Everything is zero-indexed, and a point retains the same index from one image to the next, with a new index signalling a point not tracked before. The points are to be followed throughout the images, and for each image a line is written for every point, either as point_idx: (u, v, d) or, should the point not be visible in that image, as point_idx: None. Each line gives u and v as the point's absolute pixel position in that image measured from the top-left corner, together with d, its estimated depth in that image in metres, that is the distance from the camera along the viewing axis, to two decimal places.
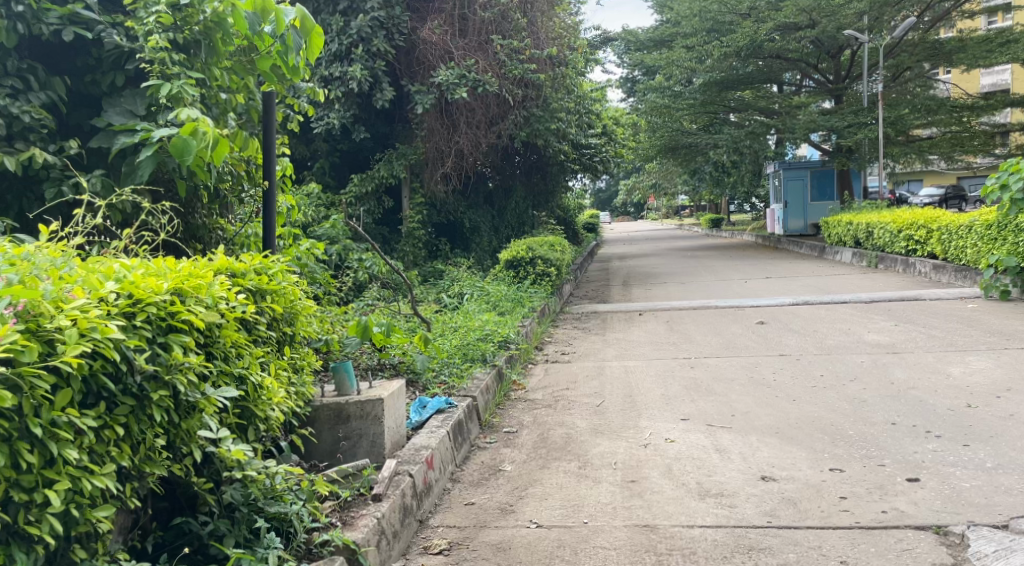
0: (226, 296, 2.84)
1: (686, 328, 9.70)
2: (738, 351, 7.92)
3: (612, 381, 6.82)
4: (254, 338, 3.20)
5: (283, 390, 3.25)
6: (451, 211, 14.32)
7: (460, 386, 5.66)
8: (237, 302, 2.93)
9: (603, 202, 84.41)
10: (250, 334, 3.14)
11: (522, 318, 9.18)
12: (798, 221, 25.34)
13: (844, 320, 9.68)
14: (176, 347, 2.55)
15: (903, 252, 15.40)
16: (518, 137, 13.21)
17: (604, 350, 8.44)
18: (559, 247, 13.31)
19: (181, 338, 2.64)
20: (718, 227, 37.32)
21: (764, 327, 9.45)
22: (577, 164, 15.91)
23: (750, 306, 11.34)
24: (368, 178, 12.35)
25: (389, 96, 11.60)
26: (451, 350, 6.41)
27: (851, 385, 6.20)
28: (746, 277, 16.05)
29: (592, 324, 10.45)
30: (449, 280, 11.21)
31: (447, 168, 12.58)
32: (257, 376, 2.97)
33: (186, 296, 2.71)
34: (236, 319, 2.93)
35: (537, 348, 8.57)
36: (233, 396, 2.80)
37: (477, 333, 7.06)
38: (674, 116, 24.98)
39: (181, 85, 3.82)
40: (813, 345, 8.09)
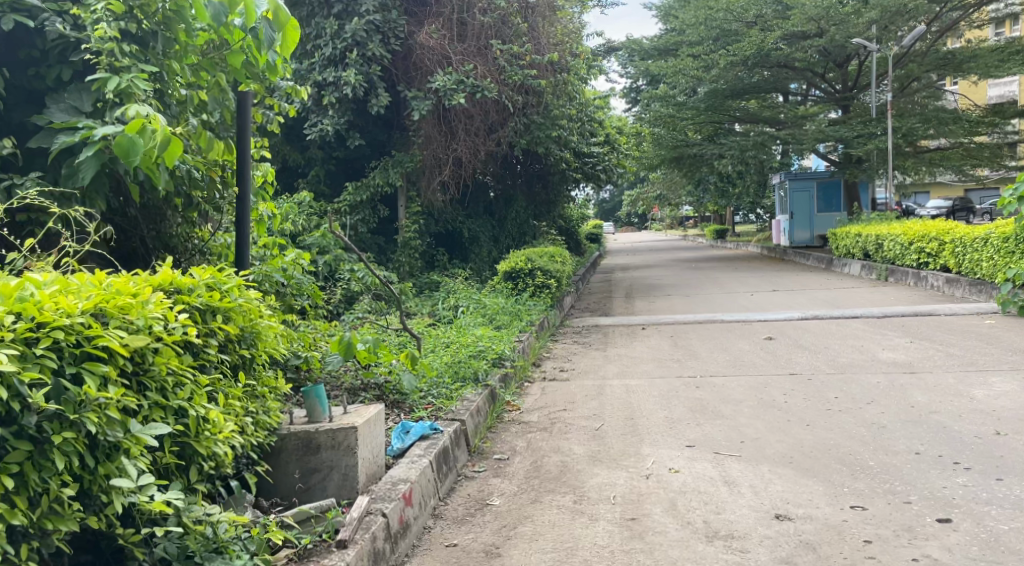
0: (159, 318, 2.67)
1: (691, 343, 9.32)
2: (746, 369, 7.53)
3: (612, 402, 6.44)
4: (202, 364, 2.98)
5: (235, 424, 2.98)
6: (449, 220, 13.97)
7: (448, 408, 5.29)
8: (176, 324, 2.75)
9: (606, 212, 84.03)
10: (195, 360, 2.93)
11: (519, 332, 8.80)
12: (803, 232, 24.97)
13: (857, 336, 9.29)
14: (86, 381, 2.36)
15: (914, 265, 15.01)
16: (518, 145, 12.86)
17: (605, 367, 8.06)
18: (560, 258, 12.94)
19: (98, 368, 2.45)
20: (723, 237, 36.92)
21: (772, 343, 9.07)
22: (579, 173, 15.54)
23: (757, 320, 10.95)
24: (363, 188, 12.04)
25: (384, 102, 11.26)
26: (442, 368, 6.05)
27: (868, 408, 5.83)
28: (752, 290, 15.67)
29: (593, 338, 10.07)
30: (445, 292, 10.83)
31: (445, 176, 12.25)
32: (198, 409, 2.76)
33: (109, 318, 2.55)
34: (173, 345, 2.74)
35: (534, 364, 8.19)
36: (164, 434, 2.59)
37: (469, 349, 6.71)
38: (678, 126, 24.66)
39: (130, 79, 3.53)
40: (826, 363, 7.70)
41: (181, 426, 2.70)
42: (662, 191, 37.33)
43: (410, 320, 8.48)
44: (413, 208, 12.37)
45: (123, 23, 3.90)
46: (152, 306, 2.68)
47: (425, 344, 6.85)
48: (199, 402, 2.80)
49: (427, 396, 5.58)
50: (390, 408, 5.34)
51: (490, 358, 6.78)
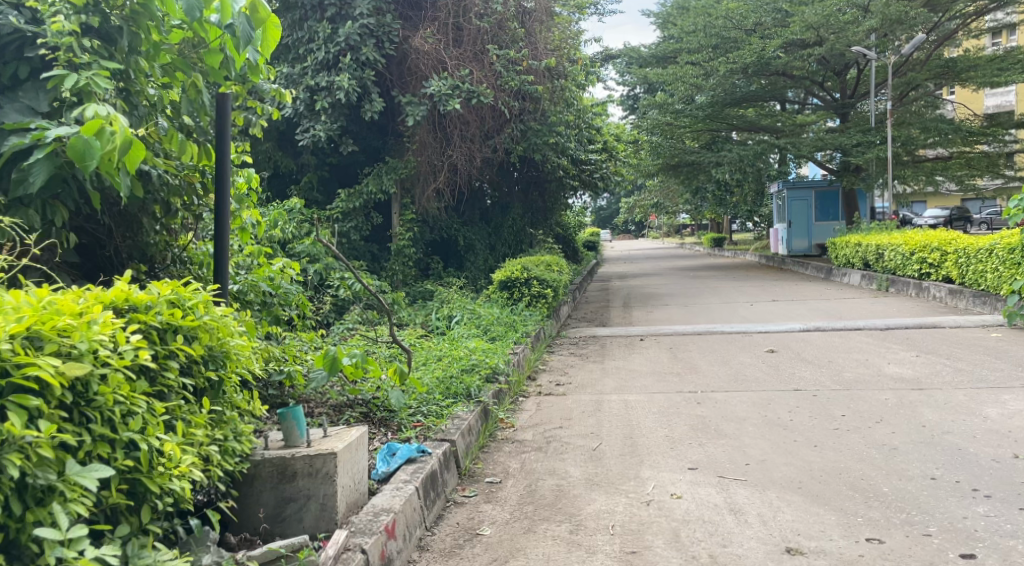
0: (104, 344, 2.45)
1: (691, 356, 9.07)
2: (749, 384, 7.28)
3: (610, 418, 6.18)
4: (159, 389, 2.76)
5: (195, 456, 2.76)
6: (444, 227, 13.71)
7: (438, 427, 5.01)
8: (127, 347, 2.53)
9: (603, 219, 83.91)
10: (150, 385, 2.70)
11: (514, 343, 8.54)
12: (802, 241, 24.75)
13: (861, 349, 9.05)
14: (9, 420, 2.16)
15: (916, 276, 14.79)
16: (514, 152, 12.62)
17: (602, 381, 7.81)
18: (556, 267, 12.66)
19: (29, 401, 2.25)
20: (720, 246, 36.71)
21: (774, 356, 8.82)
22: (576, 180, 15.29)
23: (758, 332, 10.71)
24: (355, 195, 11.78)
25: (378, 107, 10.99)
26: (432, 384, 5.79)
27: (877, 428, 5.59)
28: (751, 300, 15.43)
29: (590, 350, 9.82)
30: (438, 301, 10.56)
31: (439, 183, 12.01)
32: (149, 443, 2.54)
33: (43, 347, 2.34)
34: (121, 373, 2.51)
35: (529, 378, 7.93)
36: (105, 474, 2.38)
37: (462, 364, 6.44)
38: (676, 134, 24.47)
39: (88, 75, 3.27)
40: (831, 378, 7.46)
41: (128, 462, 2.49)
42: (660, 199, 37.10)
43: (402, 332, 8.21)
44: (407, 216, 12.11)
45: (83, 15, 3.70)
46: (98, 327, 2.46)
47: (415, 358, 6.58)
48: (153, 435, 2.58)
49: (416, 413, 5.31)
50: (376, 427, 5.06)
51: (483, 373, 6.50)
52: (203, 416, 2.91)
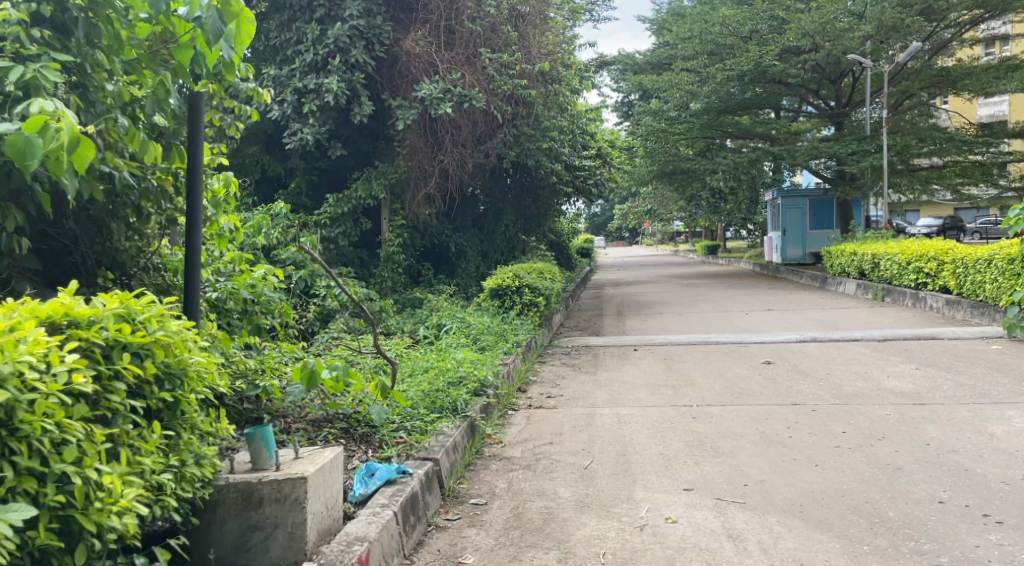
0: (29, 371, 2.33)
1: (685, 367, 8.85)
2: (745, 398, 7.07)
3: (602, 434, 5.96)
4: (104, 414, 2.63)
5: (141, 488, 2.63)
6: (435, 233, 13.47)
7: (421, 444, 4.78)
8: (57, 373, 2.41)
9: (597, 226, 83.78)
10: (91, 411, 2.58)
11: (504, 354, 8.31)
12: (796, 249, 24.60)
13: (860, 361, 8.84)
14: None
15: (912, 285, 14.61)
16: (507, 157, 12.40)
17: (594, 393, 7.58)
18: (549, 274, 12.42)
19: None
20: (714, 254, 36.52)
21: (770, 368, 8.60)
22: (570, 186, 15.07)
23: (754, 342, 10.50)
24: (344, 200, 11.54)
25: (367, 111, 10.76)
26: (417, 397, 5.56)
27: (880, 445, 5.38)
28: (746, 309, 15.23)
29: (582, 360, 9.59)
30: (427, 309, 10.32)
31: (431, 188, 11.80)
32: (82, 479, 2.42)
33: None
34: (54, 402, 2.40)
35: (520, 390, 7.70)
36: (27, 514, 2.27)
37: (448, 376, 6.20)
38: (671, 141, 24.31)
39: (35, 68, 3.09)
40: (830, 391, 7.24)
41: (59, 498, 2.39)
42: (654, 206, 36.90)
43: (388, 342, 7.97)
44: (397, 221, 11.87)
45: (35, 5, 3.47)
46: (23, 351, 2.35)
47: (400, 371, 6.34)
48: (90, 466, 2.48)
49: (398, 428, 5.08)
50: (357, 445, 4.83)
51: (471, 386, 6.26)
52: (156, 441, 2.76)
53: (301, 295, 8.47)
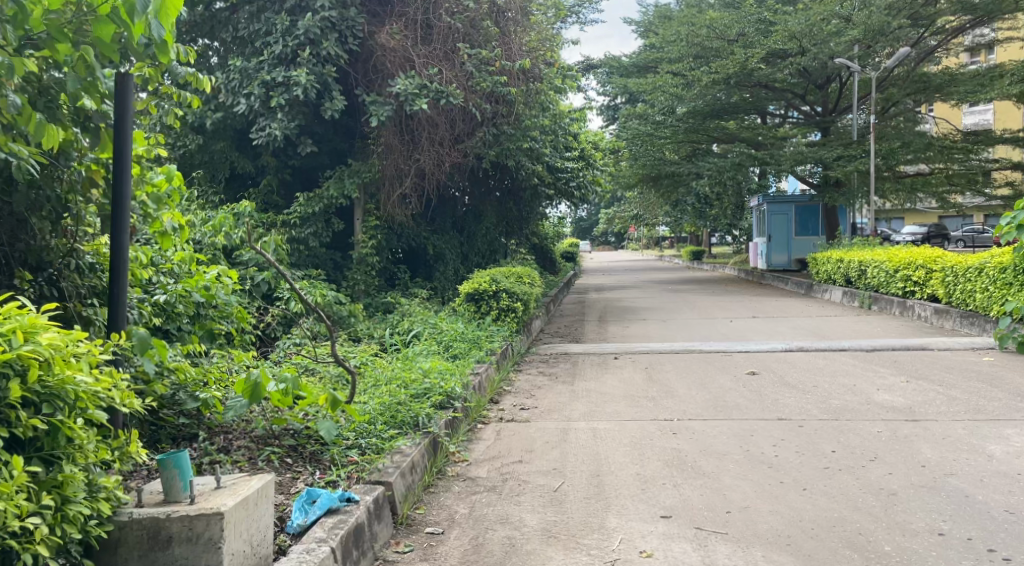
0: None
1: (667, 377, 8.46)
2: (729, 412, 6.68)
3: (576, 451, 5.56)
4: None
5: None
6: (412, 236, 13.02)
7: (373, 465, 4.37)
8: None
9: (583, 230, 83.56)
10: None
11: (476, 362, 7.90)
12: (781, 255, 24.31)
13: (847, 372, 8.49)
14: None
15: (899, 294, 14.31)
16: (486, 157, 11.96)
17: (571, 405, 7.17)
18: (528, 279, 11.99)
19: None
20: (699, 259, 36.23)
21: (755, 379, 8.24)
22: (552, 188, 14.67)
23: (738, 351, 10.15)
24: (315, 199, 11.07)
25: (339, 106, 10.37)
26: (375, 411, 5.16)
27: (872, 467, 4.99)
28: (730, 316, 14.89)
29: (560, 369, 9.19)
30: (399, 314, 9.88)
31: (407, 188, 11.36)
32: None
33: None
34: None
35: (492, 401, 7.29)
36: None
37: (411, 388, 5.79)
38: (656, 145, 24.00)
39: None
40: (818, 405, 6.88)
41: None
42: (639, 211, 36.56)
43: (354, 351, 7.56)
44: (371, 222, 11.42)
45: None
46: None
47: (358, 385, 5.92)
48: None
49: (349, 446, 4.66)
50: (303, 465, 4.40)
51: (435, 399, 5.85)
52: (18, 477, 2.53)
53: (263, 298, 8.06)
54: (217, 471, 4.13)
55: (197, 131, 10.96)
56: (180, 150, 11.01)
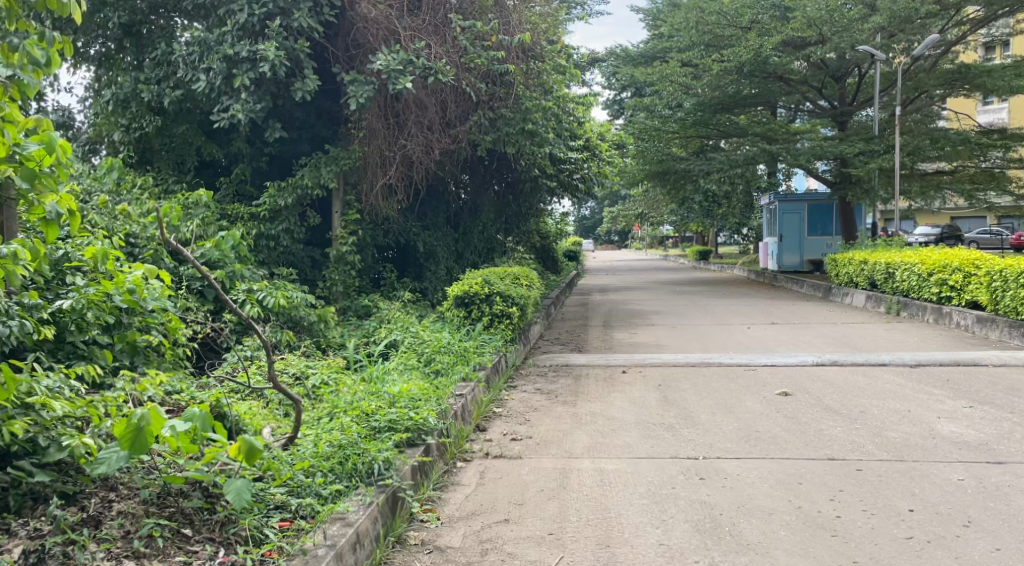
0: None
1: (686, 398, 7.27)
2: (766, 447, 5.50)
3: (580, 503, 4.41)
4: None
5: None
6: (400, 231, 11.82)
7: (295, 547, 3.28)
8: None
9: (586, 229, 82.28)
10: None
11: (461, 379, 6.71)
12: (793, 256, 23.03)
13: (895, 394, 7.30)
14: None
15: (932, 299, 13.14)
16: (481, 144, 10.76)
17: (573, 435, 5.99)
18: (526, 280, 10.76)
19: None
20: (707, 259, 34.97)
21: (788, 401, 7.05)
22: (553, 181, 13.57)
23: (763, 364, 8.96)
24: (287, 188, 9.78)
25: (312, 86, 9.17)
26: (322, 458, 4.01)
27: (971, 539, 3.81)
28: (747, 322, 13.68)
29: (560, 385, 7.99)
30: (377, 321, 8.66)
31: (392, 177, 10.20)
32: None
33: None
34: None
35: (478, 429, 6.09)
36: None
37: (371, 424, 4.62)
38: (665, 140, 22.76)
39: None
40: (873, 440, 5.69)
41: None
42: (644, 209, 35.33)
43: (316, 368, 6.41)
44: (351, 215, 10.14)
45: None
46: None
47: (305, 427, 4.74)
48: None
49: (270, 516, 3.53)
50: (202, 543, 3.28)
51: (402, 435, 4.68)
52: None
53: (210, 299, 6.95)
54: (70, 557, 3.03)
55: (156, 111, 9.67)
56: (136, 133, 9.61)
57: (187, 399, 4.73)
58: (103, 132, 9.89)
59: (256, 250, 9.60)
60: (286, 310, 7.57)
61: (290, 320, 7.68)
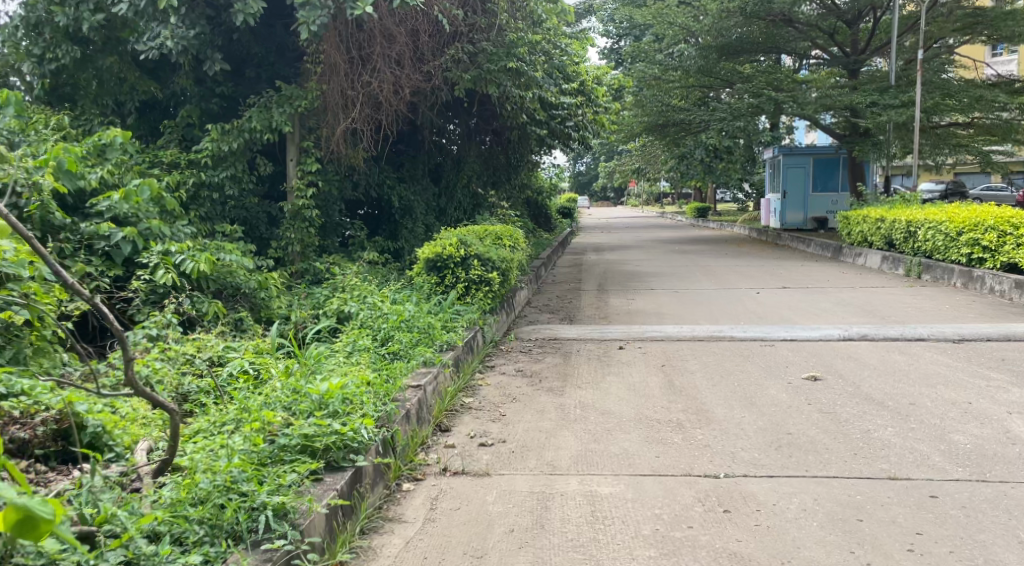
0: None
1: (697, 382, 6.06)
2: (805, 458, 4.32)
3: (563, 553, 3.25)
4: None
5: None
6: (371, 184, 10.49)
7: None
8: None
9: (582, 185, 80.49)
10: None
11: (422, 364, 5.46)
12: (797, 214, 21.63)
13: (947, 379, 6.12)
14: None
15: (962, 260, 11.93)
16: (459, 83, 9.37)
17: (560, 436, 4.79)
18: (510, 239, 9.45)
19: None
20: (706, 216, 33.54)
21: (819, 389, 5.85)
22: (544, 129, 11.79)
23: (782, 338, 7.76)
24: (232, 132, 8.34)
25: (255, 10, 7.75)
26: (183, 517, 2.80)
27: None
28: (756, 284, 12.43)
29: (547, 365, 6.78)
30: (330, 288, 7.35)
31: (357, 121, 8.83)
32: None
33: None
34: None
35: (439, 430, 4.85)
36: None
37: (275, 444, 3.39)
38: (665, 88, 21.26)
39: None
40: (938, 448, 4.49)
41: None
42: (642, 164, 33.73)
43: (238, 350, 5.14)
44: (308, 164, 8.79)
45: None
46: None
47: (191, 446, 3.52)
48: None
49: None
50: None
51: (322, 460, 3.47)
52: None
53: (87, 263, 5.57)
54: None
55: (77, 40, 8.29)
56: (51, 65, 8.28)
57: (26, 404, 3.47)
58: (14, 64, 8.49)
59: (194, 201, 8.24)
60: (214, 275, 6.28)
61: (223, 289, 6.41)
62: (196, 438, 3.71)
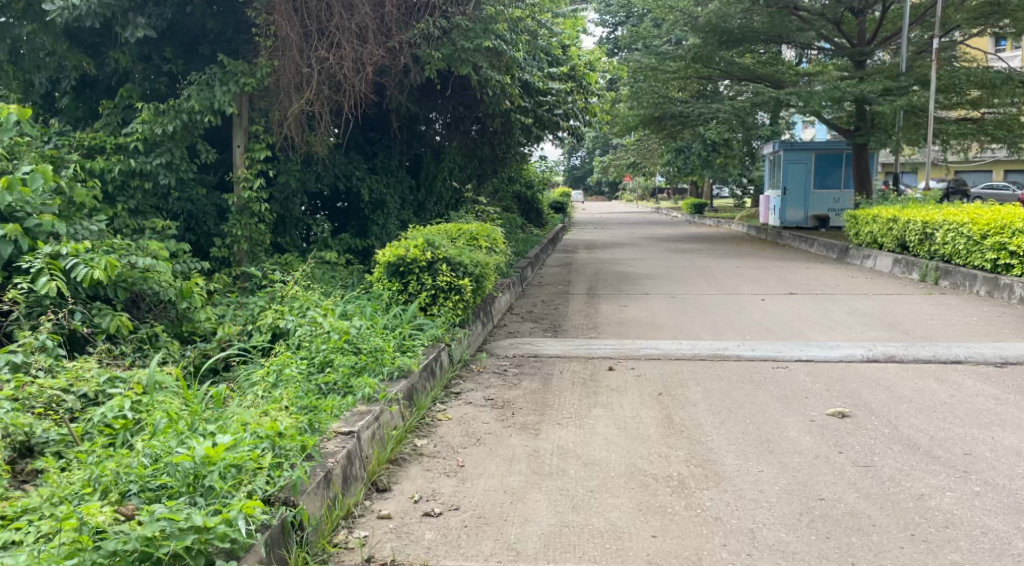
0: None
1: (702, 418, 5.02)
2: (842, 542, 3.32)
3: None
4: None
5: None
6: (337, 175, 9.41)
7: None
8: None
9: (577, 179, 79.19)
10: None
11: (365, 401, 4.38)
12: (797, 211, 20.54)
13: (1001, 416, 5.11)
14: None
15: (984, 266, 10.91)
16: (430, 61, 8.28)
17: (532, 500, 3.73)
18: (488, 239, 8.40)
19: None
20: (703, 213, 32.38)
21: (849, 429, 4.83)
22: (528, 116, 10.70)
23: (798, 358, 6.71)
24: (168, 113, 7.22)
25: None
26: None
27: None
28: (759, 289, 11.38)
29: (524, 391, 5.73)
30: (271, 297, 6.27)
31: (311, 102, 7.76)
32: None
33: None
34: None
35: (375, 491, 3.81)
36: None
37: (100, 551, 2.45)
38: (662, 79, 20.08)
39: None
40: (1018, 526, 3.46)
41: None
42: (637, 158, 32.49)
43: (126, 381, 4.08)
44: (257, 150, 7.67)
45: None
46: None
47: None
48: None
49: None
50: None
51: None
52: None
53: None
54: None
55: None
56: None
57: None
58: None
59: (123, 192, 7.17)
60: (123, 280, 5.18)
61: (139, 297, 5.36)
62: (15, 523, 2.68)
